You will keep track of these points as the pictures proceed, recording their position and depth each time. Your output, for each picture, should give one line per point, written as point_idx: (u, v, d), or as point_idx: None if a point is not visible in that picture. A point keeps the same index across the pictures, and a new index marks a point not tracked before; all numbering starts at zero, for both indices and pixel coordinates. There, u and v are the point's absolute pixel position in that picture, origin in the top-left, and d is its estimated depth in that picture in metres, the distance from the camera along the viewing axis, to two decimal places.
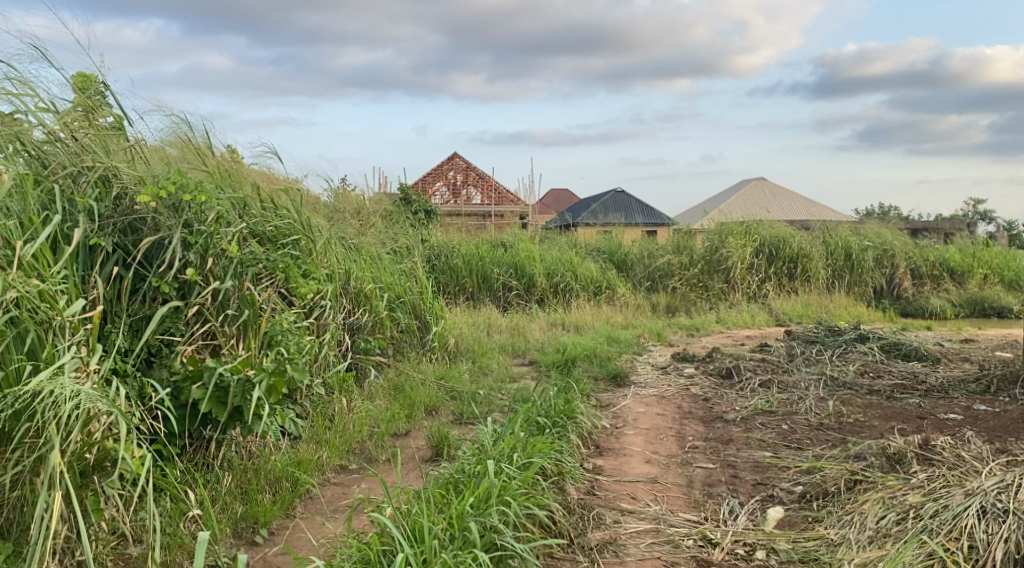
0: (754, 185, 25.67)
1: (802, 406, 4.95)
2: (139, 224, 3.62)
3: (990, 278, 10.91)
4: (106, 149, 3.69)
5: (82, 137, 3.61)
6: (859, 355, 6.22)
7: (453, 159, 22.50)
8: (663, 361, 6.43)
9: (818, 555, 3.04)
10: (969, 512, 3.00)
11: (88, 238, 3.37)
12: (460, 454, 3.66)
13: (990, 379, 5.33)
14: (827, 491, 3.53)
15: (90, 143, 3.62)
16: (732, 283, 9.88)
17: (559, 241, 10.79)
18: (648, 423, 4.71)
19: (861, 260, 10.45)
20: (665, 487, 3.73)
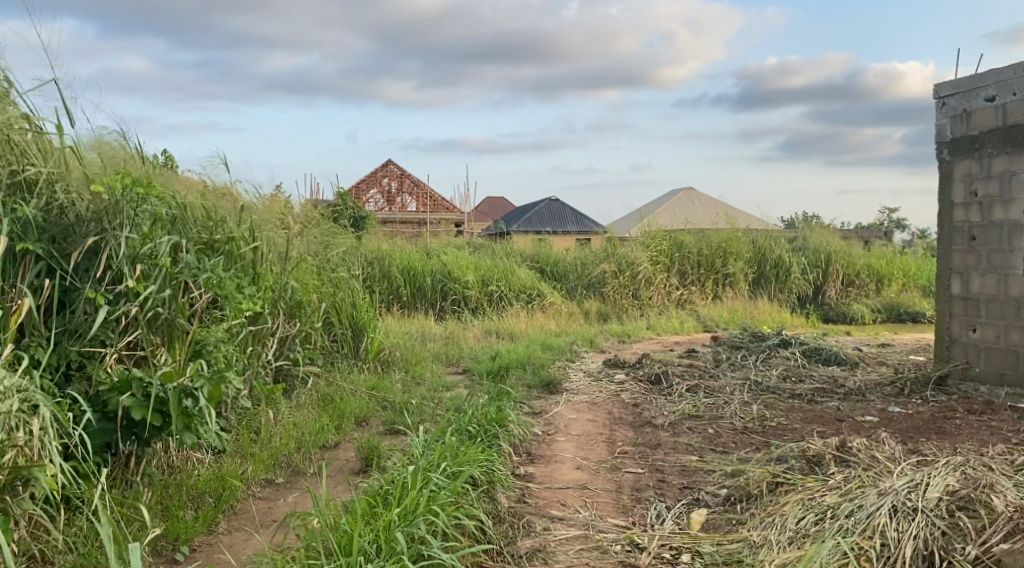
0: (685, 196, 26.30)
1: (727, 410, 5.09)
2: (72, 226, 3.53)
3: (905, 284, 11.44)
4: (49, 153, 3.59)
5: (22, 141, 3.49)
6: (782, 360, 6.42)
7: (387, 166, 22.49)
8: (595, 367, 6.51)
9: (741, 557, 3.10)
10: (881, 510, 3.04)
11: (16, 246, 3.28)
12: (390, 464, 3.63)
13: (904, 382, 5.63)
14: (750, 494, 3.63)
15: (30, 144, 3.53)
16: (662, 290, 10.09)
17: (492, 250, 10.85)
18: (579, 430, 4.76)
19: (787, 268, 10.79)
20: (594, 494, 3.78)
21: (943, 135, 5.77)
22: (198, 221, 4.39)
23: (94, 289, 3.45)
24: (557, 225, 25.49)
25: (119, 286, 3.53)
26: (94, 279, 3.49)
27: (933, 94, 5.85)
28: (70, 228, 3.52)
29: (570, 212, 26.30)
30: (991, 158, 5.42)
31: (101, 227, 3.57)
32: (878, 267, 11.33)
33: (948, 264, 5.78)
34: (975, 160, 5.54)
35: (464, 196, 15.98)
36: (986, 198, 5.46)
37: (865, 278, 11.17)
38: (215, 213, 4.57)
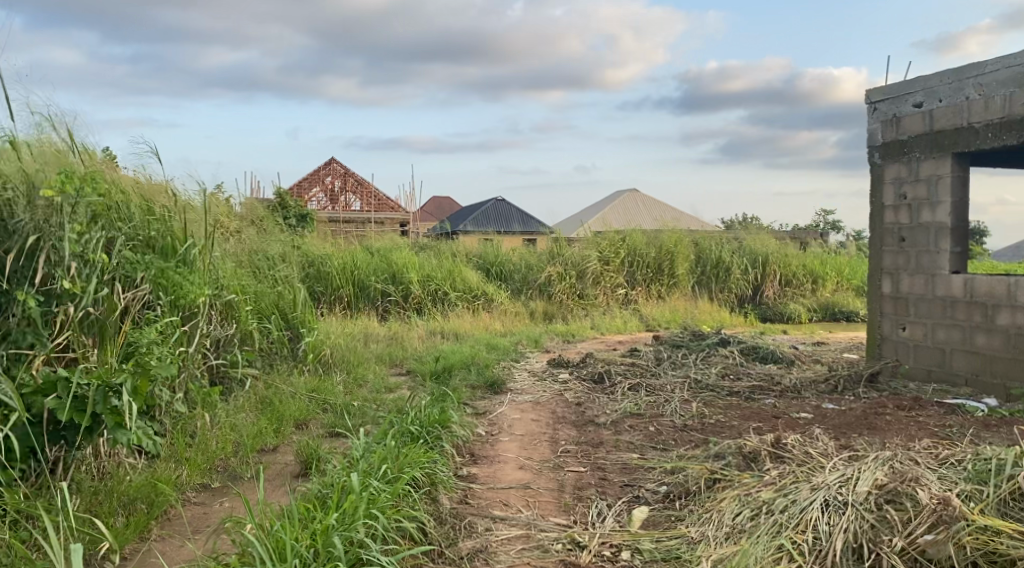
0: (628, 197, 26.60)
1: (667, 408, 5.16)
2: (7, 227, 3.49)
3: (840, 284, 11.76)
4: None
5: None
6: (721, 359, 6.54)
7: (330, 164, 22.23)
8: (539, 367, 6.54)
9: (679, 553, 3.14)
10: (814, 505, 3.11)
11: None
12: (329, 467, 3.59)
13: (837, 379, 5.79)
14: (689, 491, 3.69)
15: None
16: (606, 290, 10.19)
17: (437, 250, 10.81)
18: (522, 430, 4.78)
19: (727, 268, 11.00)
20: (536, 493, 3.80)
21: (874, 140, 5.97)
22: (133, 216, 4.27)
23: (25, 292, 3.37)
24: (503, 225, 25.52)
25: (52, 287, 3.46)
26: (26, 281, 3.42)
27: (865, 100, 6.05)
28: (8, 228, 3.49)
29: (515, 212, 26.37)
30: (919, 161, 5.59)
31: (39, 225, 3.52)
32: (814, 267, 11.63)
33: (879, 265, 5.97)
34: (904, 164, 5.71)
35: (409, 195, 15.88)
36: (914, 200, 5.64)
37: (802, 278, 11.45)
38: (155, 209, 4.51)
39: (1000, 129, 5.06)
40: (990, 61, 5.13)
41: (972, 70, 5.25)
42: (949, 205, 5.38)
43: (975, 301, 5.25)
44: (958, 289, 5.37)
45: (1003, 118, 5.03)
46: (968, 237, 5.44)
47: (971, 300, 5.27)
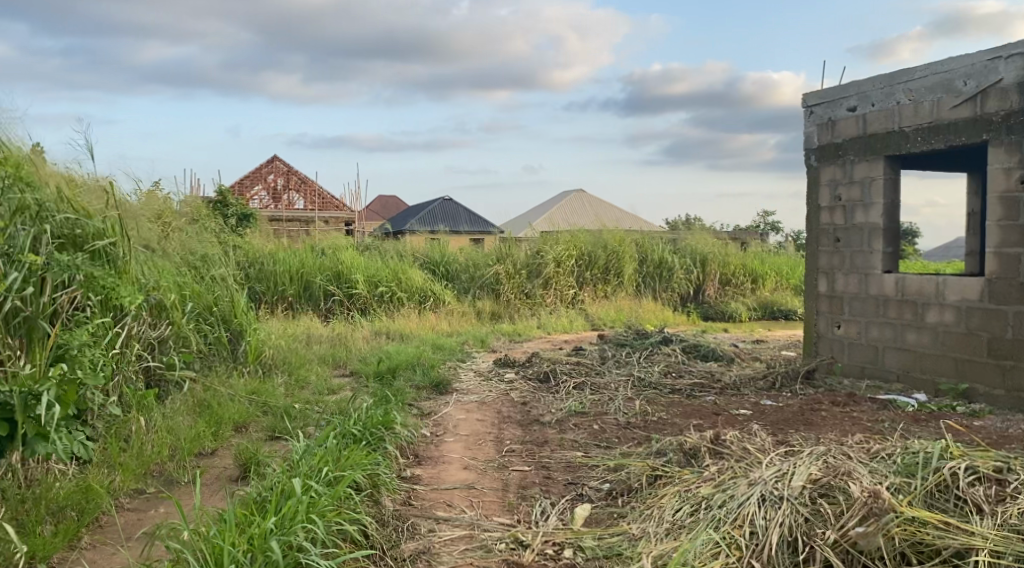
0: (574, 197, 26.78)
1: (611, 406, 5.22)
2: None
3: (779, 284, 12.04)
4: None
5: None
6: (664, 357, 6.63)
7: (273, 162, 21.87)
8: (485, 367, 6.54)
9: (620, 550, 3.17)
10: (751, 500, 3.17)
11: None
12: (269, 470, 3.53)
13: (775, 376, 5.92)
14: (631, 487, 3.73)
15: None
16: (552, 289, 10.24)
17: (382, 249, 10.72)
18: (467, 430, 4.77)
19: (671, 267, 11.16)
20: (480, 493, 3.80)
21: (811, 142, 6.11)
22: (62, 213, 4.11)
23: None
24: (451, 225, 25.41)
25: None
26: None
27: (802, 103, 6.20)
28: None
29: (463, 212, 26.32)
30: (853, 164, 5.74)
31: None
32: (754, 267, 11.87)
33: (815, 265, 6.13)
34: (839, 166, 5.86)
35: (355, 193, 15.72)
36: (848, 202, 5.80)
37: (743, 278, 11.69)
38: (76, 203, 4.25)
39: (929, 133, 5.22)
40: (919, 67, 5.28)
41: (903, 76, 5.39)
42: (881, 207, 5.54)
43: (906, 299, 5.42)
44: (890, 288, 5.53)
45: (931, 123, 5.20)
46: (899, 237, 5.62)
47: (902, 298, 5.45)
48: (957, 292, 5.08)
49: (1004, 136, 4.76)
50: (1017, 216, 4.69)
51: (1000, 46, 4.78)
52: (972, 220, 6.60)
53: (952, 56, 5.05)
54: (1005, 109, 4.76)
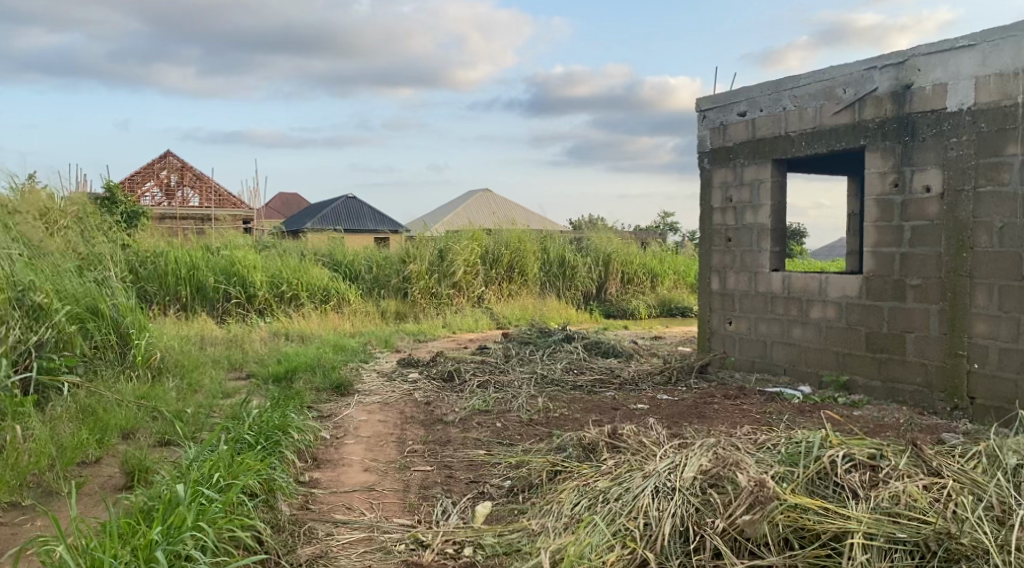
0: (479, 197, 26.83)
1: (515, 404, 5.26)
2: None
3: (677, 282, 12.40)
4: None
5: None
6: (566, 354, 6.73)
7: (166, 157, 21.03)
8: (388, 367, 6.47)
9: (519, 546, 3.20)
10: (645, 492, 3.26)
11: None
12: (156, 478, 3.40)
13: (671, 371, 6.11)
14: (531, 484, 3.78)
15: None
16: (457, 288, 10.23)
17: (281, 248, 10.47)
18: (368, 431, 4.72)
19: (574, 266, 11.33)
20: (381, 494, 3.77)
21: (704, 146, 6.33)
22: None
23: None
24: (355, 224, 25.01)
25: None
26: None
27: (696, 108, 6.40)
28: None
29: (366, 210, 25.97)
30: (744, 167, 5.97)
31: None
32: (654, 265, 12.18)
33: (708, 263, 6.36)
34: (730, 169, 6.09)
35: (253, 191, 15.28)
36: (739, 203, 6.03)
37: (643, 277, 11.98)
38: None
39: (813, 138, 5.48)
40: (803, 75, 5.53)
41: (789, 83, 5.63)
42: (769, 208, 5.78)
43: (792, 296, 5.67)
44: (777, 286, 5.78)
45: (815, 128, 5.45)
46: (785, 237, 5.87)
47: (788, 295, 5.70)
48: (837, 290, 5.34)
49: (879, 141, 5.04)
50: (891, 218, 4.97)
51: (876, 57, 5.05)
52: (853, 221, 6.96)
53: (833, 65, 5.31)
54: (880, 116, 5.04)
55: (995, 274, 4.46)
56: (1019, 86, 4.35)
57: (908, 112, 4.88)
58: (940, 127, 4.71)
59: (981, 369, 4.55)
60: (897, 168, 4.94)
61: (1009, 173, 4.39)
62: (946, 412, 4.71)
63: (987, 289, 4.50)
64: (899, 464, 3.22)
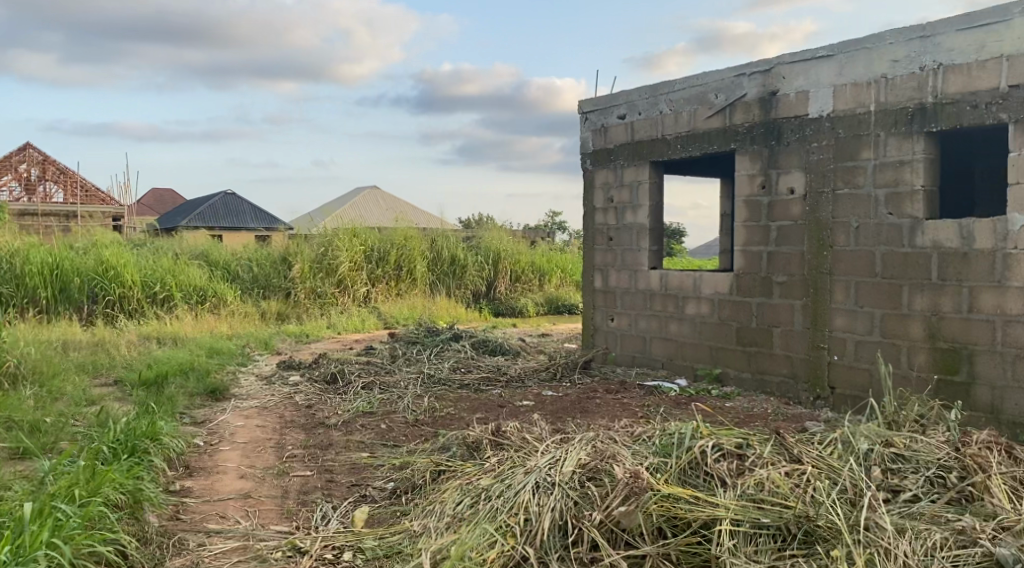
0: (367, 194, 26.46)
1: (400, 404, 5.22)
2: None
3: (564, 280, 12.60)
4: None
5: None
6: (453, 353, 6.73)
7: (25, 149, 19.72)
8: (268, 370, 6.29)
9: (400, 548, 3.17)
10: (526, 488, 3.30)
11: None
12: (7, 494, 3.18)
13: (556, 367, 6.20)
14: (414, 485, 3.75)
15: None
16: (342, 287, 10.05)
17: (155, 247, 10.00)
18: (245, 437, 4.58)
19: (462, 264, 11.33)
20: (257, 501, 3.66)
21: (586, 147, 6.46)
22: None
23: None
24: (236, 221, 24.15)
25: None
26: None
27: (578, 109, 6.52)
28: None
29: (247, 208, 25.13)
30: (623, 168, 6.13)
31: None
32: (543, 263, 12.33)
33: (591, 262, 6.50)
34: (611, 170, 6.24)
35: (123, 186, 14.53)
36: (620, 203, 6.19)
37: (532, 275, 12.12)
38: None
39: (688, 141, 5.68)
40: (678, 80, 5.73)
41: (665, 87, 5.82)
42: (647, 208, 5.96)
43: (669, 293, 5.87)
44: (655, 283, 5.97)
45: (689, 131, 5.66)
46: (662, 236, 6.06)
47: (666, 292, 5.89)
48: (711, 287, 5.57)
49: (749, 145, 5.28)
50: (760, 218, 5.22)
51: (745, 64, 5.29)
52: (725, 221, 7.26)
53: (706, 71, 5.52)
54: (749, 121, 5.28)
55: (852, 271, 4.74)
56: (871, 94, 4.63)
57: (774, 117, 5.13)
58: (803, 132, 4.97)
59: (840, 360, 4.82)
60: (764, 170, 5.19)
61: (863, 176, 4.67)
62: (810, 402, 4.98)
63: (845, 285, 4.78)
64: (763, 453, 3.39)
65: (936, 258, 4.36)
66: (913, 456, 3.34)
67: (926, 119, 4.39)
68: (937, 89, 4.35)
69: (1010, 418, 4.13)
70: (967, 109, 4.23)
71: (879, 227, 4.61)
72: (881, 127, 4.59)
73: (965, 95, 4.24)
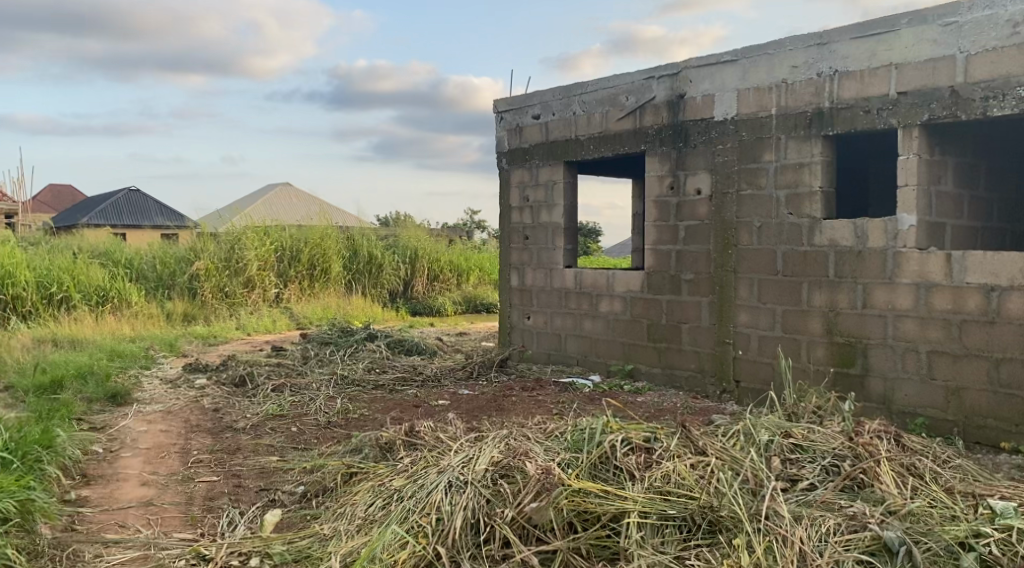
0: (280, 192, 25.91)
1: (312, 407, 5.13)
2: None
3: (482, 279, 12.62)
4: None
5: None
6: (368, 353, 6.66)
7: None
8: (173, 373, 6.10)
9: (310, 551, 3.12)
10: (438, 488, 3.29)
11: None
12: None
13: (472, 366, 6.21)
14: (325, 488, 3.70)
15: None
16: (251, 286, 9.81)
17: (51, 246, 9.56)
18: (148, 442, 4.42)
19: (379, 264, 11.21)
20: (160, 509, 3.54)
21: (502, 146, 6.49)
22: None
23: None
24: (140, 219, 23.29)
25: None
26: None
27: (493, 109, 6.55)
28: None
29: (152, 204, 24.24)
30: (538, 167, 6.19)
31: None
32: (461, 262, 12.31)
33: (507, 261, 6.54)
34: (526, 169, 6.28)
35: (17, 183, 13.84)
36: (534, 202, 6.24)
37: (450, 274, 12.09)
38: None
39: (600, 142, 5.77)
40: (590, 81, 5.81)
41: (577, 88, 5.90)
42: (562, 208, 6.03)
43: (583, 291, 5.95)
44: (570, 281, 6.05)
45: (601, 132, 5.75)
46: (577, 235, 6.14)
47: (580, 290, 5.97)
48: (623, 285, 5.67)
49: (658, 146, 5.41)
50: (669, 218, 5.35)
51: (654, 67, 5.40)
52: (637, 220, 7.41)
53: (616, 73, 5.62)
54: (658, 123, 5.40)
55: (756, 269, 4.90)
56: (772, 99, 4.80)
57: (682, 120, 5.27)
58: (708, 135, 5.12)
59: (744, 355, 4.99)
60: (673, 171, 5.32)
61: (765, 177, 4.84)
62: (717, 395, 5.14)
63: (749, 282, 4.94)
64: (670, 446, 3.47)
65: (833, 256, 4.55)
66: (810, 447, 3.48)
67: (823, 123, 4.58)
68: (833, 95, 4.54)
69: (900, 407, 4.34)
70: (860, 114, 4.43)
71: (780, 226, 4.78)
72: (782, 131, 4.76)
73: (858, 100, 4.43)
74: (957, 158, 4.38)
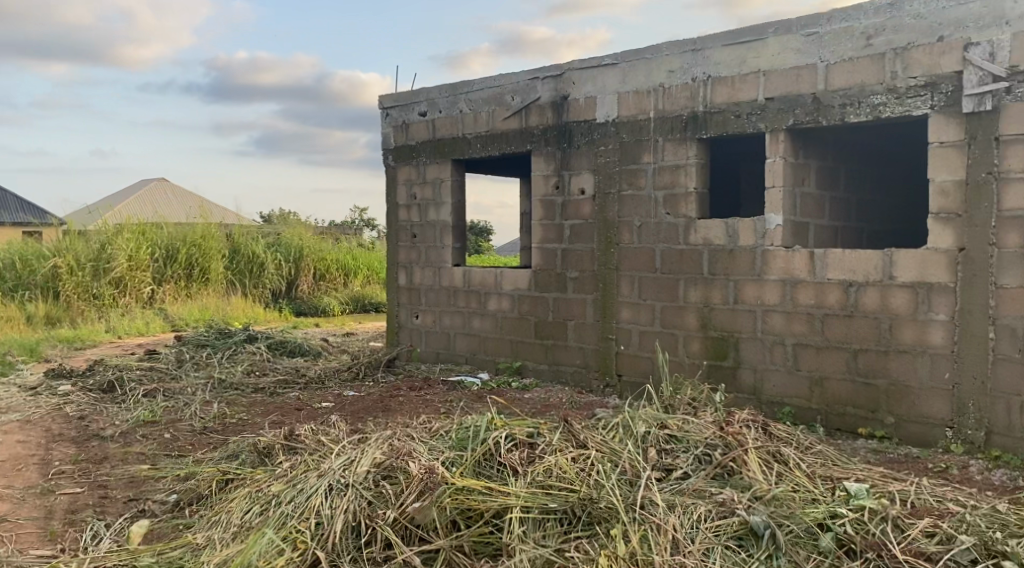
0: (155, 188, 24.78)
1: (186, 412, 4.93)
2: None
3: (370, 277, 12.45)
4: None
5: None
6: (248, 355, 6.45)
7: None
8: (33, 380, 5.72)
9: (182, 561, 3.00)
10: (318, 492, 3.23)
11: None
12: None
13: (358, 366, 6.12)
14: (200, 495, 3.56)
15: None
16: (122, 288, 9.31)
17: None
18: (3, 454, 4.14)
19: (261, 263, 10.89)
20: (15, 525, 3.32)
21: (388, 143, 6.42)
22: None
23: None
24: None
25: None
26: None
27: (379, 105, 6.47)
28: None
29: (11, 200, 22.70)
30: (425, 165, 6.15)
31: None
32: (348, 261, 12.10)
33: (395, 259, 6.48)
34: (413, 167, 6.24)
35: None
36: (422, 200, 6.21)
37: (336, 273, 11.87)
38: None
39: (486, 140, 5.79)
40: (476, 80, 5.82)
41: (463, 87, 5.89)
42: (450, 206, 6.02)
43: (470, 289, 5.97)
44: (457, 279, 6.05)
45: (488, 131, 5.77)
46: (465, 233, 6.15)
47: (467, 288, 5.99)
48: (510, 283, 5.72)
49: (543, 146, 5.48)
50: (553, 216, 5.43)
51: (539, 68, 5.46)
52: (523, 219, 7.48)
53: (501, 73, 5.65)
54: (543, 123, 5.47)
55: (636, 267, 5.04)
56: (651, 102, 4.94)
57: (566, 120, 5.35)
58: (591, 136, 5.23)
59: (626, 350, 5.13)
60: (557, 171, 5.41)
61: (644, 178, 4.98)
62: (601, 390, 5.26)
63: (629, 280, 5.08)
64: (552, 441, 3.52)
65: (707, 254, 4.73)
66: (684, 437, 3.61)
67: (697, 127, 4.75)
68: (706, 99, 4.71)
69: (769, 397, 4.57)
70: (731, 118, 4.62)
71: (658, 226, 4.93)
72: (660, 133, 4.91)
73: (730, 105, 4.62)
74: (819, 162, 4.63)
